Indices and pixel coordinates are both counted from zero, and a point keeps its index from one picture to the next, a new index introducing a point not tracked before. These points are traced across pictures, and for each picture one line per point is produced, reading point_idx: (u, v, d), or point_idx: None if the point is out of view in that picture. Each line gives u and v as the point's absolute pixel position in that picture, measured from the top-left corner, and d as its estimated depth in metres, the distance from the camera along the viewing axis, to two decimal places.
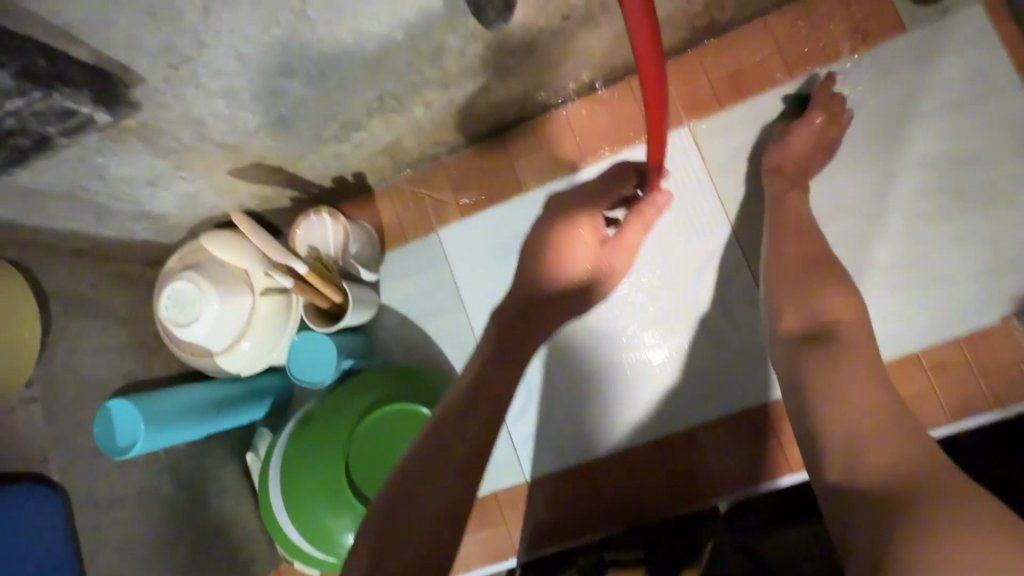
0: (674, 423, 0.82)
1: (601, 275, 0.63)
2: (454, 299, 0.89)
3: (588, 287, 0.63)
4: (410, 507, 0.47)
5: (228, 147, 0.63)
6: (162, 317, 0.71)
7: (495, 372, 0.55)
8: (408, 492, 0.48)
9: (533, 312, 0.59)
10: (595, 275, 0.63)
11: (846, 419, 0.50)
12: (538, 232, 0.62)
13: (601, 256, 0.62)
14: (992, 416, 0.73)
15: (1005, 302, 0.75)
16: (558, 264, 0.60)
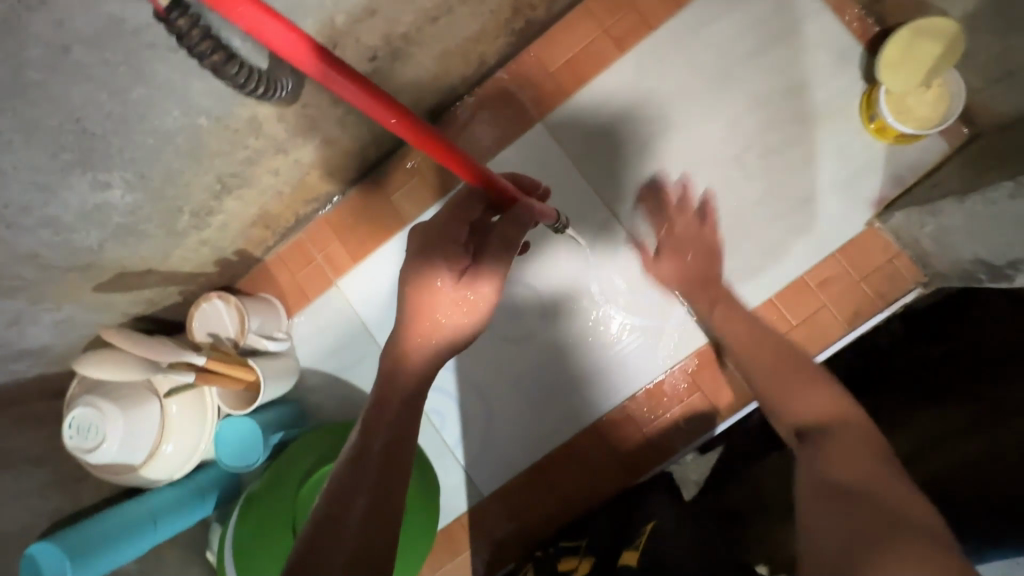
0: (602, 402, 0.85)
1: (468, 302, 0.59)
2: (373, 342, 0.91)
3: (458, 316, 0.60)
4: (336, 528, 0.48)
5: (81, 267, 0.63)
6: (69, 448, 0.69)
7: (396, 386, 0.58)
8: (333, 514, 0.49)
9: (399, 376, 0.58)
10: (464, 303, 0.59)
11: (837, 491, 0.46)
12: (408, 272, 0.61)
13: (462, 285, 0.59)
14: (886, 313, 0.78)
15: (866, 207, 0.79)
16: (425, 295, 0.59)
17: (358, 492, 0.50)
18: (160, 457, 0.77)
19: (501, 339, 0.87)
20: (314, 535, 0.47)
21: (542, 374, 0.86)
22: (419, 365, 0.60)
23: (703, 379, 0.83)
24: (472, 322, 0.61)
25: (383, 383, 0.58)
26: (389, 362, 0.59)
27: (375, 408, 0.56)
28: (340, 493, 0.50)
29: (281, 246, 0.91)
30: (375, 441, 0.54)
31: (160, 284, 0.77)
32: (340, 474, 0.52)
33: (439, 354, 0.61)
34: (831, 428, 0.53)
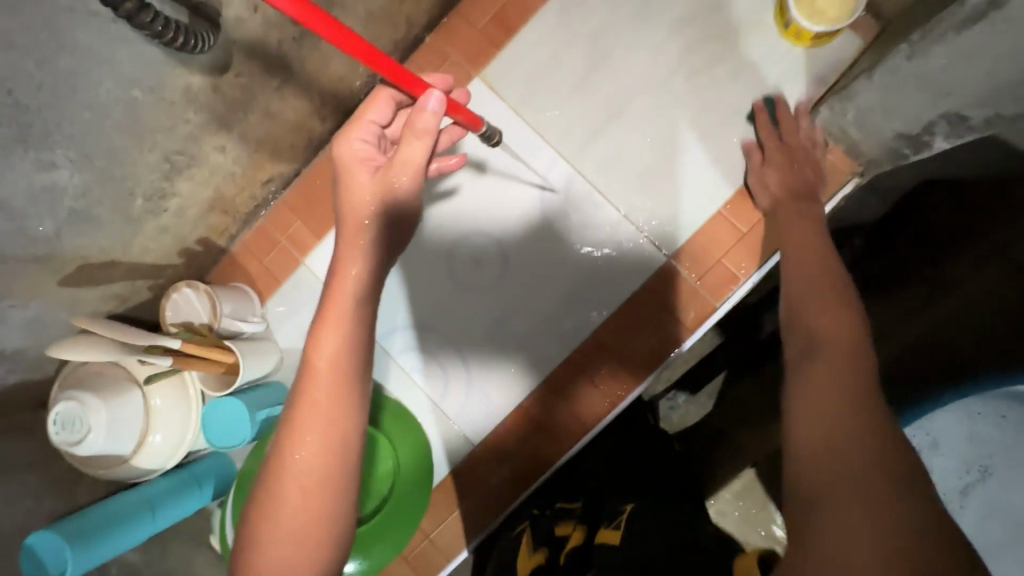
0: (569, 339, 0.87)
1: (389, 195, 0.58)
2: None
3: (383, 211, 0.58)
4: (280, 493, 0.53)
5: (41, 259, 0.64)
6: (55, 442, 0.71)
7: (319, 336, 0.56)
8: (280, 481, 0.54)
9: (336, 300, 0.56)
10: (387, 198, 0.58)
11: (817, 423, 0.49)
12: (336, 176, 0.60)
13: (383, 178, 0.58)
14: (828, 208, 0.82)
15: (794, 111, 0.82)
16: (353, 197, 0.58)
17: (303, 428, 0.54)
18: (149, 447, 0.79)
19: (462, 286, 0.90)
20: (272, 471, 0.55)
21: (504, 315, 0.89)
22: (349, 296, 0.57)
23: (668, 297, 0.84)
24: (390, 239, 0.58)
25: (323, 309, 0.57)
26: (329, 287, 0.57)
27: (316, 340, 0.56)
28: (291, 427, 0.54)
29: (244, 235, 0.94)
30: (315, 372, 0.55)
31: (127, 278, 0.79)
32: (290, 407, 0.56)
33: (375, 273, 0.58)
34: (821, 350, 0.55)
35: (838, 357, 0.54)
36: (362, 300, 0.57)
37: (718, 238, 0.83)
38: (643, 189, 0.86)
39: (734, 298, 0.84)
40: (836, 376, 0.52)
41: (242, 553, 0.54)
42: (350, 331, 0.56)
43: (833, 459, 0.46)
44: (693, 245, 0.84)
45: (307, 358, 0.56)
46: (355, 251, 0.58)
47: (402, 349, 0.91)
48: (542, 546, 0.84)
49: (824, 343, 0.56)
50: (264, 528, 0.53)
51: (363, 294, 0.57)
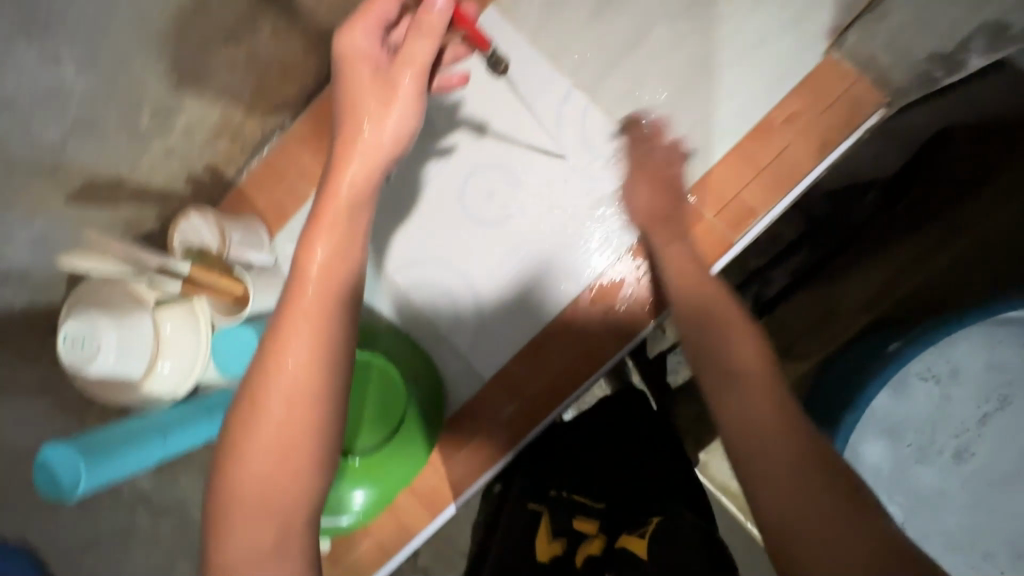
0: (577, 276, 0.86)
1: (394, 94, 0.55)
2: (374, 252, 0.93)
3: (387, 110, 0.55)
4: (265, 396, 0.53)
5: (47, 170, 0.63)
6: (64, 360, 0.70)
7: (312, 238, 0.55)
8: (266, 386, 0.53)
9: (333, 210, 0.55)
10: (392, 97, 0.55)
11: (765, 463, 0.54)
12: (336, 74, 0.57)
13: (390, 77, 0.55)
14: (852, 139, 0.80)
15: (821, 39, 0.79)
16: (356, 96, 0.56)
17: (283, 357, 0.53)
18: (158, 374, 0.78)
19: (469, 219, 0.89)
20: (257, 376, 0.53)
21: (512, 248, 0.88)
22: (350, 198, 0.56)
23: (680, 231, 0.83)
24: (389, 141, 0.56)
25: (316, 215, 0.56)
26: (322, 197, 0.56)
27: (308, 256, 0.54)
28: (277, 335, 0.53)
29: (251, 167, 0.92)
30: (304, 294, 0.54)
31: (134, 203, 0.77)
32: (269, 336, 0.54)
33: (371, 180, 0.56)
34: (736, 378, 0.60)
35: (754, 394, 0.58)
36: (358, 203, 0.56)
37: (739, 172, 0.81)
38: (664, 120, 0.84)
39: (753, 233, 0.82)
40: (752, 407, 0.58)
41: (224, 462, 0.54)
42: (345, 233, 0.55)
43: (785, 512, 0.52)
44: (715, 176, 0.82)
45: (293, 280, 0.55)
46: (356, 151, 0.55)
47: (409, 283, 0.91)
48: (561, 536, 0.84)
49: (734, 374, 0.61)
50: (241, 461, 0.53)
51: (358, 202, 0.56)
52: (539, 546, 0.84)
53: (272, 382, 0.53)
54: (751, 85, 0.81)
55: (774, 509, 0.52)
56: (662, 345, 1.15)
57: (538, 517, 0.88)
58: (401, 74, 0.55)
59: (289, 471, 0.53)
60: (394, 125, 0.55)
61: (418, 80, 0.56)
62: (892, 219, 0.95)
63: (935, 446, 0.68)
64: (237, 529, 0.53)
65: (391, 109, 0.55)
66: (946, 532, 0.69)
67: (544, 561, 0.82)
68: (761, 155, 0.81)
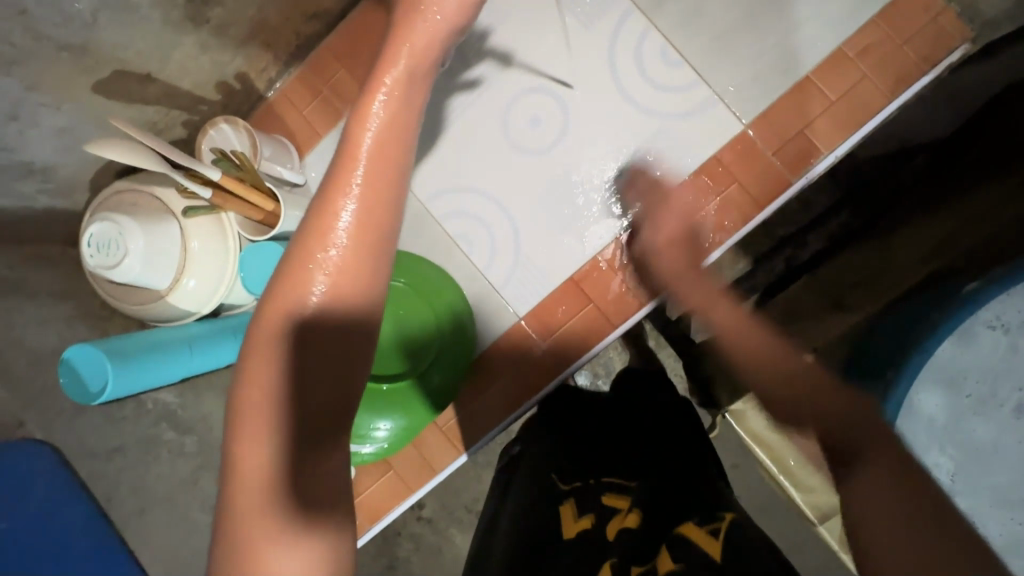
0: (624, 213, 0.82)
1: None
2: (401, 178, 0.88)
3: None
4: (303, 295, 0.42)
5: (75, 50, 0.58)
6: (89, 264, 0.67)
7: (365, 108, 0.45)
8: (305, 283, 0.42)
9: (387, 86, 0.46)
10: None
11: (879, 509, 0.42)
12: None
13: None
14: (930, 77, 0.74)
15: None
16: None
17: (324, 266, 0.43)
18: (184, 289, 0.75)
19: (512, 145, 0.85)
20: (293, 270, 0.43)
21: (557, 176, 0.84)
22: (407, 67, 0.47)
23: (735, 171, 0.79)
24: (455, 11, 0.48)
25: (367, 83, 0.46)
26: (374, 71, 0.47)
27: (357, 139, 0.44)
28: (320, 222, 0.43)
29: (283, 82, 0.87)
30: (348, 187, 0.44)
31: (162, 104, 0.73)
32: (305, 233, 0.43)
33: (432, 52, 0.48)
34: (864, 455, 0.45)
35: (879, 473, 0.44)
36: (418, 76, 0.48)
37: (805, 108, 0.76)
38: (730, 46, 0.78)
39: (813, 173, 0.77)
40: (876, 488, 0.43)
41: (245, 380, 0.42)
42: (404, 106, 0.46)
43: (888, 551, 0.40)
44: (778, 112, 0.77)
45: (335, 175, 0.44)
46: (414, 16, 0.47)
47: (447, 214, 0.87)
48: (590, 511, 0.65)
49: (845, 443, 0.47)
50: (263, 393, 0.42)
51: (418, 82, 0.47)
52: (562, 525, 0.65)
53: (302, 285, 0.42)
54: (824, 15, 0.76)
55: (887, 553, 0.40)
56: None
57: (559, 500, 0.69)
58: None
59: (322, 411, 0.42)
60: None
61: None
62: (951, 172, 0.87)
63: (994, 403, 0.66)
64: (250, 475, 0.41)
65: None
66: (996, 487, 0.66)
67: (572, 537, 0.62)
68: (830, 90, 0.76)
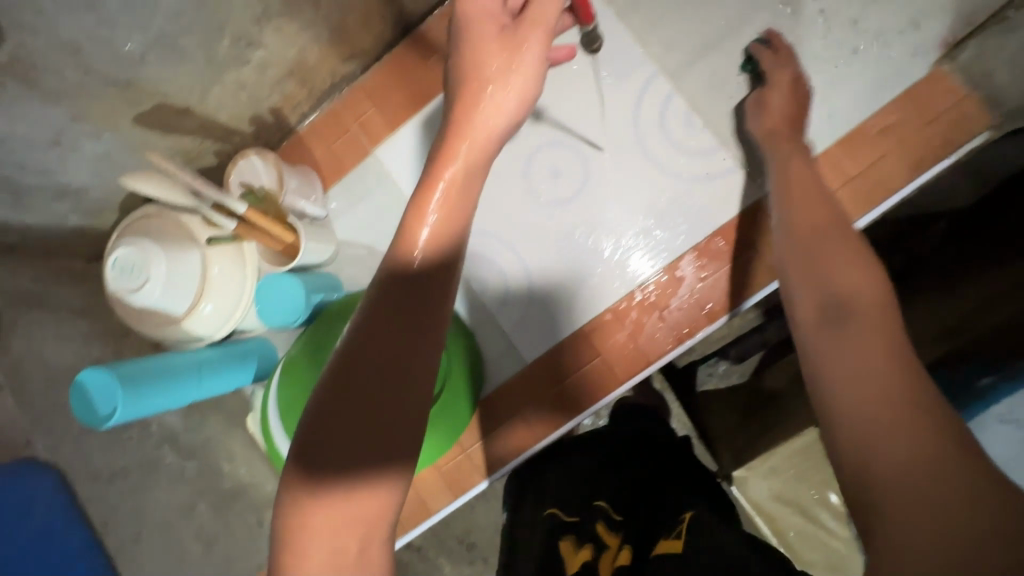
0: (639, 269, 0.83)
1: (515, 61, 0.54)
2: None
3: (504, 76, 0.54)
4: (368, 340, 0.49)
5: (121, 84, 0.61)
6: (113, 288, 0.69)
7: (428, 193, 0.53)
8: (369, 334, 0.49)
9: (448, 173, 0.53)
10: (511, 64, 0.54)
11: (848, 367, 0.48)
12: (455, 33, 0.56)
13: (515, 41, 0.54)
14: (952, 159, 0.74)
15: (931, 49, 0.75)
16: (478, 55, 0.54)
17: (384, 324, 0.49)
18: (201, 314, 0.76)
19: (534, 196, 0.86)
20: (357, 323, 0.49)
21: (577, 229, 0.84)
22: (463, 159, 0.54)
23: (751, 236, 0.79)
24: (514, 107, 0.55)
25: (429, 173, 0.54)
26: (437, 159, 0.54)
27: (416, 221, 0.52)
28: (384, 288, 0.50)
29: (315, 116, 0.90)
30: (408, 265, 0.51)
31: (198, 134, 0.75)
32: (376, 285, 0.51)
33: (489, 146, 0.55)
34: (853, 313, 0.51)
35: (854, 344, 0.49)
36: (475, 166, 0.55)
37: (827, 181, 0.77)
38: None
39: None
40: (865, 356, 0.48)
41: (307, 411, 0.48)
42: (460, 196, 0.54)
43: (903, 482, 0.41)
44: None
45: (397, 252, 0.52)
46: (472, 116, 0.54)
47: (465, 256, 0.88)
48: (586, 542, 0.75)
49: (847, 312, 0.52)
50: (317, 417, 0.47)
51: (473, 170, 0.55)
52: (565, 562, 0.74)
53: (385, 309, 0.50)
54: (849, 90, 0.77)
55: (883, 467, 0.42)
56: (693, 356, 1.08)
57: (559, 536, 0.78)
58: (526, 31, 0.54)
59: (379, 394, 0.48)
60: (519, 93, 0.55)
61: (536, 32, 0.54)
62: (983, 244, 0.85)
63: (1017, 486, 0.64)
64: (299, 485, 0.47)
65: (514, 75, 0.54)
66: None
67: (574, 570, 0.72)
68: (852, 165, 0.76)
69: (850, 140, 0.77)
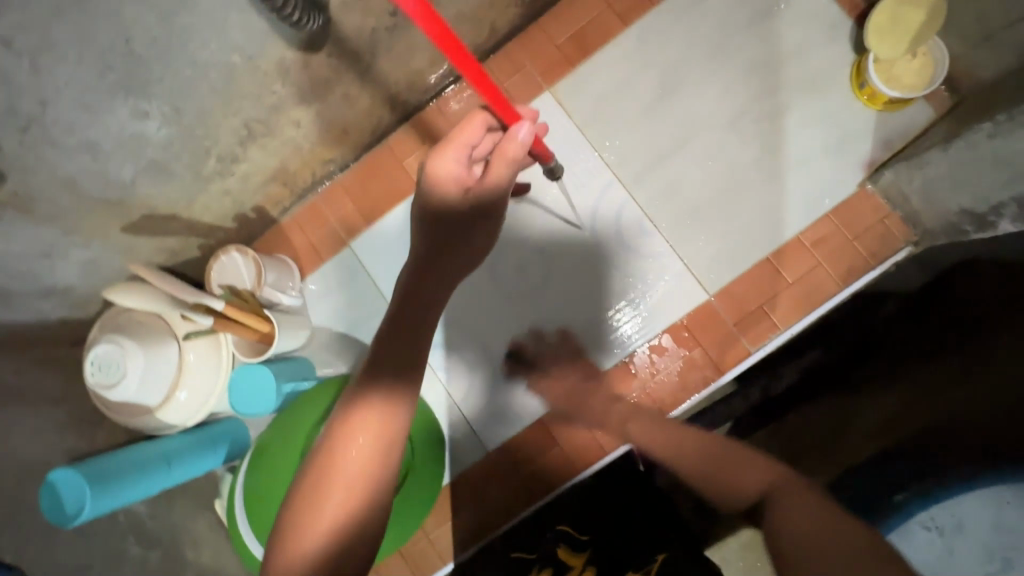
0: (598, 362, 0.88)
1: (471, 223, 0.56)
2: None
3: (460, 234, 0.56)
4: (327, 473, 0.48)
5: (110, 202, 0.66)
6: (91, 384, 0.72)
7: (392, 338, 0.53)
8: (329, 466, 0.48)
9: (404, 324, 0.54)
10: (468, 224, 0.56)
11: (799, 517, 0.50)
12: (414, 189, 0.57)
13: (470, 203, 0.56)
14: (877, 271, 0.81)
15: (857, 170, 0.83)
16: (437, 213, 0.55)
17: (341, 481, 0.48)
18: (176, 402, 0.79)
19: (507, 290, 0.91)
20: (317, 467, 0.49)
21: (541, 323, 0.89)
22: (421, 312, 0.54)
23: (698, 337, 0.85)
24: (469, 262, 0.57)
25: (387, 328, 0.54)
26: (394, 312, 0.54)
27: (371, 379, 0.52)
28: (336, 440, 0.49)
29: (296, 208, 0.95)
30: (355, 435, 0.49)
31: (182, 234, 0.81)
32: (331, 438, 0.50)
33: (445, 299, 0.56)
34: (775, 496, 0.55)
35: (790, 500, 0.53)
36: (429, 319, 0.55)
37: (766, 287, 0.84)
38: (700, 222, 0.86)
39: (770, 347, 0.84)
40: (804, 514, 0.51)
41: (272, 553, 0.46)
42: (422, 337, 0.54)
43: (802, 538, 0.49)
44: (737, 289, 0.84)
45: (351, 413, 0.51)
46: (433, 271, 0.55)
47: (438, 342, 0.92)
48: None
49: (763, 494, 0.56)
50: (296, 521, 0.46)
51: (430, 324, 0.55)
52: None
53: (388, 348, 0.53)
54: (784, 205, 0.84)
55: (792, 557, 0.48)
56: None
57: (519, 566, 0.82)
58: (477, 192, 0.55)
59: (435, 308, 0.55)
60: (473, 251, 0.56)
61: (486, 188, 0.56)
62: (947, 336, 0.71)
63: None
64: (334, 456, 0.49)
65: (471, 237, 0.56)
66: None
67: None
68: (789, 272, 0.83)
69: (786, 250, 0.84)
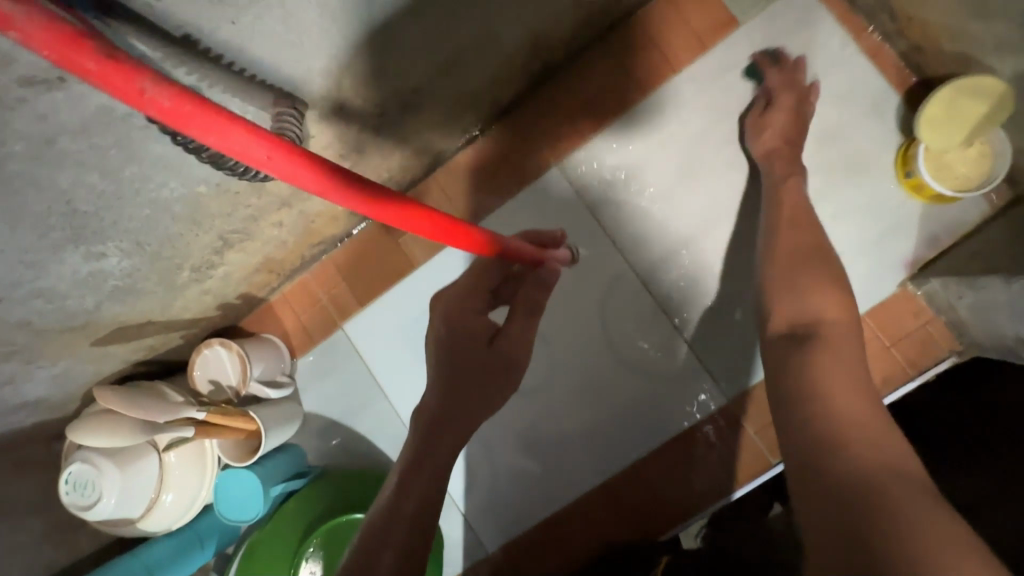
0: (607, 466, 0.82)
1: (500, 373, 0.63)
2: (384, 400, 0.88)
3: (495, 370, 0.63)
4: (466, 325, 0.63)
5: (75, 327, 0.60)
6: (66, 503, 0.68)
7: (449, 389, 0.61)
8: (460, 330, 0.63)
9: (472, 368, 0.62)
10: (500, 369, 0.63)
11: (839, 401, 0.46)
12: (440, 316, 0.64)
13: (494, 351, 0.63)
14: (915, 383, 0.73)
15: (898, 268, 0.74)
16: (460, 350, 0.62)
17: (451, 351, 0.63)
18: (160, 507, 0.76)
19: (532, 393, 0.84)
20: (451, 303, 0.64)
21: (547, 422, 0.84)
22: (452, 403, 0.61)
23: (717, 445, 0.79)
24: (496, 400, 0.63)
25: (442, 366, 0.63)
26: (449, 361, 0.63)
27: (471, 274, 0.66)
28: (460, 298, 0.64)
29: (286, 286, 0.90)
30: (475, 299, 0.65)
31: (162, 331, 0.75)
32: (449, 306, 0.64)
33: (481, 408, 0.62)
34: (818, 340, 0.53)
35: (837, 358, 0.51)
36: (481, 389, 0.62)
37: None
38: (720, 322, 0.79)
39: None
40: (845, 371, 0.49)
41: (446, 304, 0.65)
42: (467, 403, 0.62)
43: (844, 423, 0.44)
44: (757, 396, 0.78)
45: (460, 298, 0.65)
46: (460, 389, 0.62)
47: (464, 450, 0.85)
48: None
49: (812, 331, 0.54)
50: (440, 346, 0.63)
51: (484, 399, 0.62)
52: None
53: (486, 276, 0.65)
54: None
55: (844, 472, 0.41)
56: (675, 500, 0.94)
57: None
58: (511, 327, 0.63)
59: (486, 394, 0.62)
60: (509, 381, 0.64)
61: (524, 325, 0.64)
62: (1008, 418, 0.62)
63: None
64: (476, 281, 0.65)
65: (513, 366, 0.63)
66: None
67: None
68: None
69: None
